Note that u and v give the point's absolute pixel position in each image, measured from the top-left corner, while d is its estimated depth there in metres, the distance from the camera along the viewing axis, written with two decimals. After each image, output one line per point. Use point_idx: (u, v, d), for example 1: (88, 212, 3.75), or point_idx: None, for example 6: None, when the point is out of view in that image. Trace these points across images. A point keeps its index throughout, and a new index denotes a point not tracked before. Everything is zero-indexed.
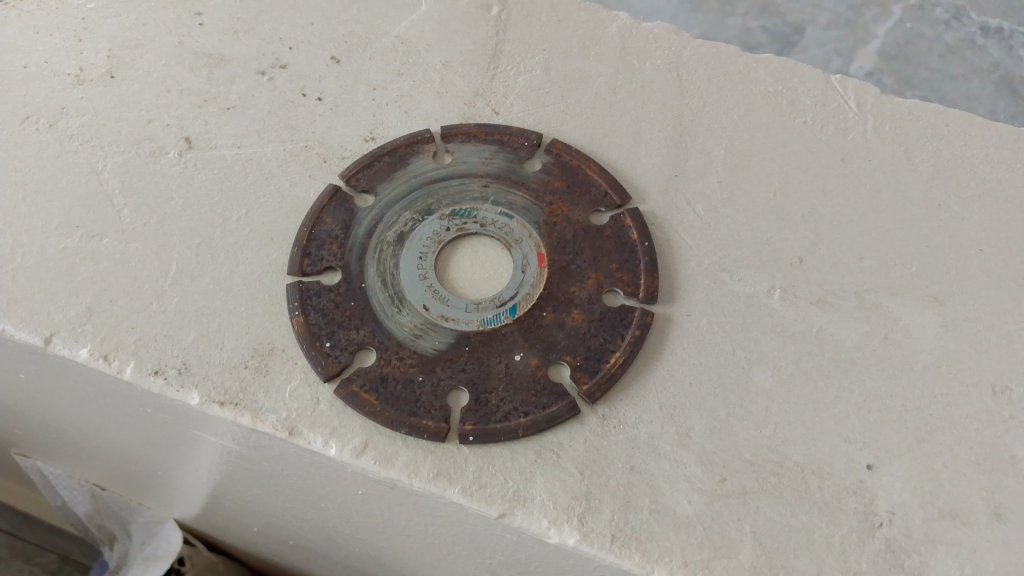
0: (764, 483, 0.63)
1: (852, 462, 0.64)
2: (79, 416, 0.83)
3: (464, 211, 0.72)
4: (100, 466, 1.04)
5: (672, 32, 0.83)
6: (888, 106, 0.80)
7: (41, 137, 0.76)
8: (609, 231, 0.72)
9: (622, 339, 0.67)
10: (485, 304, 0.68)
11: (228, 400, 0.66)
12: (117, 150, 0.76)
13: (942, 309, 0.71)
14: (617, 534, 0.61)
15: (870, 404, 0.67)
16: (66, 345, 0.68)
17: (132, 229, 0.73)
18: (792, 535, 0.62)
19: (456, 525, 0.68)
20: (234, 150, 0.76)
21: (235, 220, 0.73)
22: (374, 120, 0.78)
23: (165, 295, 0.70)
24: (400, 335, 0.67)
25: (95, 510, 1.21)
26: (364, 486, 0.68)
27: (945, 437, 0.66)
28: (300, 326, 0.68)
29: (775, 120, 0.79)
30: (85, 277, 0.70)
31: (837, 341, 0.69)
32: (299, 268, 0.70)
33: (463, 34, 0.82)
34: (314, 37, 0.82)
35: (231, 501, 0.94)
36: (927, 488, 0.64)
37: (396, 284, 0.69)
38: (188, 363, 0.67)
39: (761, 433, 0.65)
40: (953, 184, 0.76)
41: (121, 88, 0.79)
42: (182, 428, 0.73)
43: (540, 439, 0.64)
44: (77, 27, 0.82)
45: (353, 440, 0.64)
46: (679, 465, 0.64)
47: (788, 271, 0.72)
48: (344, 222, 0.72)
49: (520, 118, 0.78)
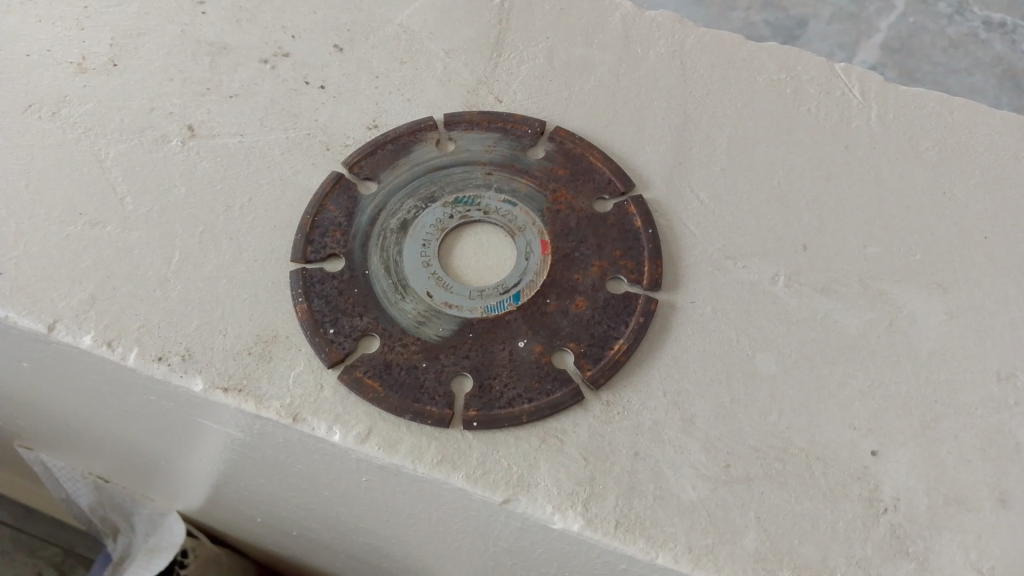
0: (768, 470, 0.63)
1: (857, 448, 0.64)
2: (83, 405, 0.83)
3: (468, 199, 0.72)
4: (104, 457, 1.04)
5: (676, 20, 0.83)
6: (892, 94, 0.80)
7: (43, 125, 0.76)
8: (613, 218, 0.72)
9: (626, 326, 0.67)
10: (489, 291, 0.68)
11: (232, 387, 0.66)
12: (120, 138, 0.76)
13: (947, 296, 0.71)
14: (622, 520, 0.61)
15: (874, 390, 0.67)
16: (69, 332, 0.67)
17: (135, 217, 0.72)
18: (797, 521, 0.62)
19: (460, 512, 0.68)
20: (237, 138, 0.76)
21: (238, 207, 0.73)
22: (377, 108, 0.78)
23: (168, 282, 0.70)
24: (404, 322, 0.67)
25: (98, 503, 1.21)
26: (368, 473, 0.67)
27: (949, 424, 0.66)
28: (304, 313, 0.68)
29: (779, 108, 0.78)
30: (88, 264, 0.70)
31: (841, 328, 0.69)
32: (302, 256, 0.70)
33: (465, 22, 0.82)
34: (316, 26, 0.82)
35: (235, 491, 0.94)
36: (932, 474, 0.64)
37: (399, 271, 0.69)
38: (191, 350, 0.67)
39: (766, 420, 0.65)
40: (957, 172, 0.76)
41: (123, 76, 0.79)
42: (186, 416, 0.73)
43: (544, 425, 0.64)
44: (79, 16, 0.82)
45: (357, 426, 0.64)
46: (684, 451, 0.64)
47: (792, 258, 0.71)
48: (347, 210, 0.72)
49: (523, 107, 0.78)
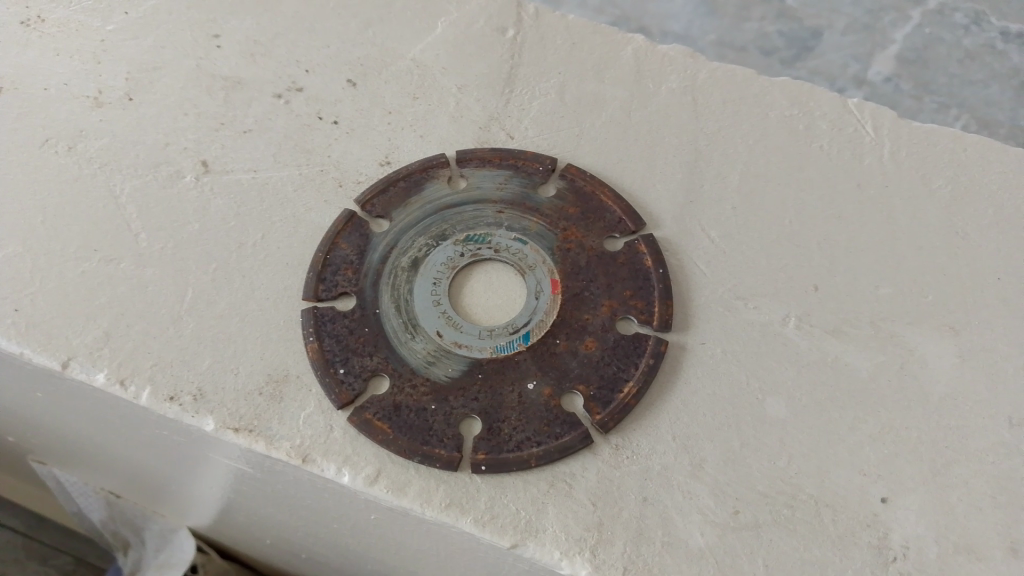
0: (778, 517, 0.63)
1: (866, 495, 0.64)
2: (95, 433, 0.85)
3: (478, 237, 0.72)
4: (115, 477, 1.05)
5: (687, 55, 0.83)
6: (904, 130, 0.80)
7: (60, 160, 0.77)
8: (623, 257, 0.72)
9: (636, 368, 0.67)
10: (498, 331, 0.68)
11: (243, 427, 0.66)
12: (136, 173, 0.77)
13: (959, 339, 0.70)
14: (630, 566, 0.61)
15: (885, 435, 0.66)
16: (83, 370, 0.68)
17: (148, 253, 0.73)
18: (804, 569, 0.62)
19: (469, 552, 0.68)
20: (250, 174, 0.77)
21: (251, 244, 0.74)
22: (390, 145, 0.78)
23: (181, 320, 0.71)
24: (414, 362, 0.67)
25: (109, 520, 1.21)
26: (377, 512, 0.68)
27: (961, 470, 0.65)
28: (315, 353, 0.68)
29: (791, 146, 0.78)
30: (102, 301, 0.71)
31: (852, 371, 0.69)
32: (314, 294, 0.71)
33: (477, 56, 0.83)
34: (330, 59, 0.82)
35: (245, 516, 0.94)
36: (943, 521, 0.64)
37: (410, 310, 0.69)
38: (203, 390, 0.68)
39: (775, 465, 0.65)
40: (970, 211, 0.76)
41: (139, 111, 0.80)
42: (196, 450, 0.74)
43: (553, 469, 0.65)
44: (97, 50, 0.83)
45: (366, 468, 0.65)
46: (693, 497, 0.64)
47: (802, 300, 0.71)
48: (359, 248, 0.72)
49: (534, 143, 0.78)
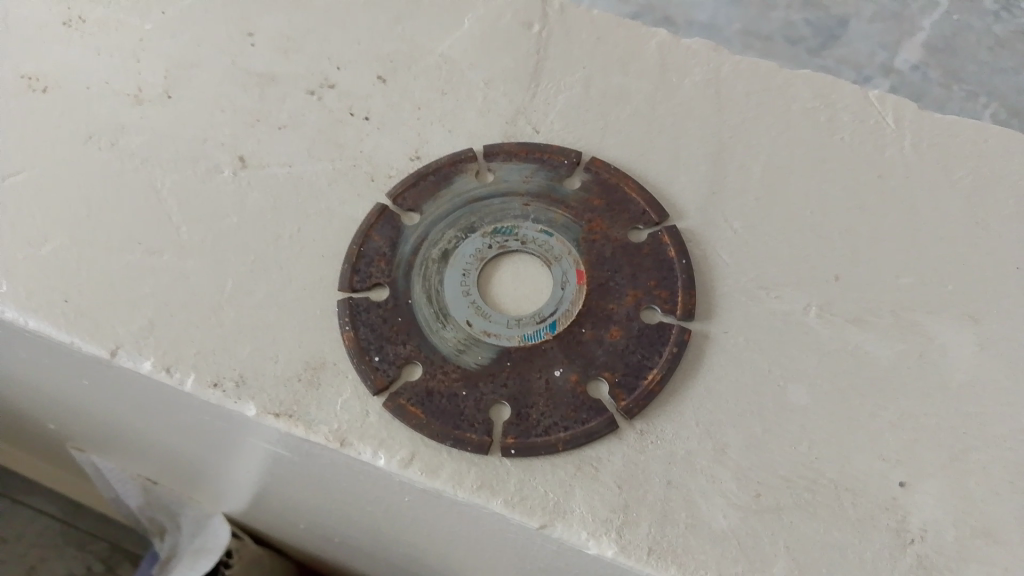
0: (799, 500, 0.65)
1: (886, 479, 0.66)
2: (137, 420, 0.88)
3: (506, 229, 0.74)
4: (153, 463, 1.09)
5: (711, 48, 0.84)
6: (927, 120, 0.80)
7: (102, 156, 0.80)
8: (648, 248, 0.74)
9: (660, 356, 0.69)
10: (526, 320, 0.71)
11: (283, 412, 0.69)
12: (175, 168, 0.80)
13: (979, 328, 0.71)
14: (654, 547, 0.64)
15: (905, 421, 0.68)
16: (130, 358, 0.72)
17: (188, 245, 0.76)
18: (824, 550, 0.64)
19: (498, 533, 0.71)
20: (285, 168, 0.79)
21: (287, 236, 0.76)
22: (419, 139, 0.80)
23: (221, 309, 0.74)
24: (445, 350, 0.70)
25: (147, 504, 1.26)
26: (411, 494, 0.71)
27: (979, 456, 0.67)
28: (351, 341, 0.71)
29: (813, 137, 0.79)
30: (146, 292, 0.74)
31: (873, 360, 0.70)
32: (348, 285, 0.73)
33: (504, 52, 0.84)
34: (360, 55, 0.84)
35: (280, 500, 0.97)
36: (961, 506, 0.65)
37: (440, 300, 0.72)
38: (244, 376, 0.71)
39: (796, 450, 0.67)
40: (992, 202, 0.76)
41: (177, 107, 0.83)
42: (236, 436, 0.77)
43: (580, 453, 0.67)
44: (135, 48, 0.86)
45: (401, 451, 0.67)
46: (716, 480, 0.66)
47: (824, 290, 0.73)
48: (391, 240, 0.75)
49: (560, 137, 0.80)
